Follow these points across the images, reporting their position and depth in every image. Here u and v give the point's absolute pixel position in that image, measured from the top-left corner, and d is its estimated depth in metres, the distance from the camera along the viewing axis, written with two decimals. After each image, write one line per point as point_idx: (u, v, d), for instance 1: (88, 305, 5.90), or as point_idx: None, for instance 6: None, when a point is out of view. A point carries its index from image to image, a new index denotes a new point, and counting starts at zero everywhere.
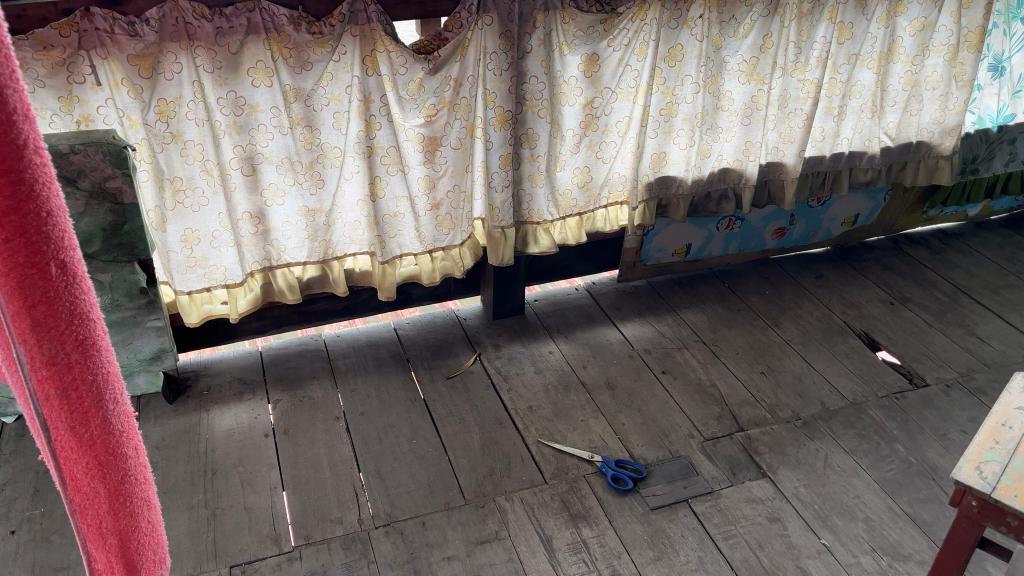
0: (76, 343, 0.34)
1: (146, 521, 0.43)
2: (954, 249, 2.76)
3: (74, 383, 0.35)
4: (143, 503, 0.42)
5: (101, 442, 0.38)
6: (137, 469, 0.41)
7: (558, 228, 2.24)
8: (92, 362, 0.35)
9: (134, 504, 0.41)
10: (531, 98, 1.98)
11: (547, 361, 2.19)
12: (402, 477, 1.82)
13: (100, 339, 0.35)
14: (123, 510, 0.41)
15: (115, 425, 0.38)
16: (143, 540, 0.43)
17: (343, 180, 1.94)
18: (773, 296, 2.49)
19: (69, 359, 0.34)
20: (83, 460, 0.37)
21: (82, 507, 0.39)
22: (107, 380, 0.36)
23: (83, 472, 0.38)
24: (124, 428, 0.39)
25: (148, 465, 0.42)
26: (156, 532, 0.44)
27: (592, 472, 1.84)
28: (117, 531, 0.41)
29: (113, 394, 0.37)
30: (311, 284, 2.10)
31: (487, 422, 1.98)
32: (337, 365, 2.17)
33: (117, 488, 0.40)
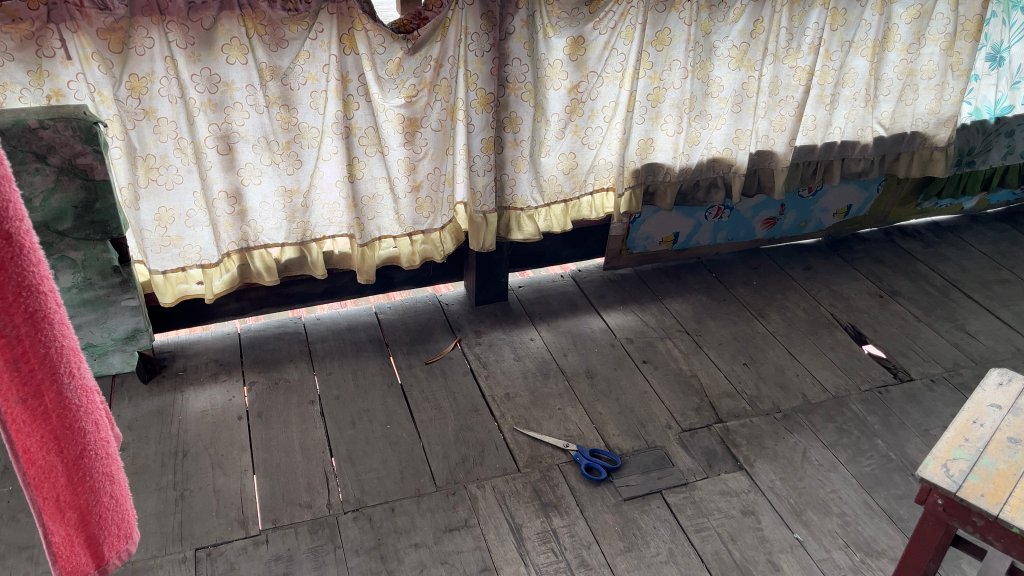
0: (31, 329, 0.50)
1: (108, 497, 0.61)
2: (947, 242, 2.69)
3: (32, 365, 0.51)
4: (101, 483, 0.60)
5: (59, 424, 0.55)
6: (95, 454, 0.59)
7: (543, 215, 2.21)
8: (46, 351, 0.52)
9: (92, 480, 0.59)
10: (515, 81, 1.94)
11: (527, 349, 2.16)
12: (373, 462, 1.80)
13: (57, 333, 0.52)
14: (82, 487, 0.59)
15: (69, 410, 0.55)
16: (103, 512, 0.61)
17: (321, 160, 1.92)
18: (761, 286, 2.45)
19: (25, 345, 0.50)
20: (39, 437, 0.54)
21: (41, 475, 0.56)
22: (61, 366, 0.53)
23: (40, 447, 0.55)
24: (79, 413, 0.56)
25: (107, 452, 0.60)
26: (117, 506, 0.63)
27: (566, 462, 1.82)
28: (76, 504, 0.59)
29: (68, 380, 0.54)
30: (290, 266, 2.07)
31: (463, 408, 1.96)
32: (315, 348, 2.14)
33: (75, 465, 0.58)
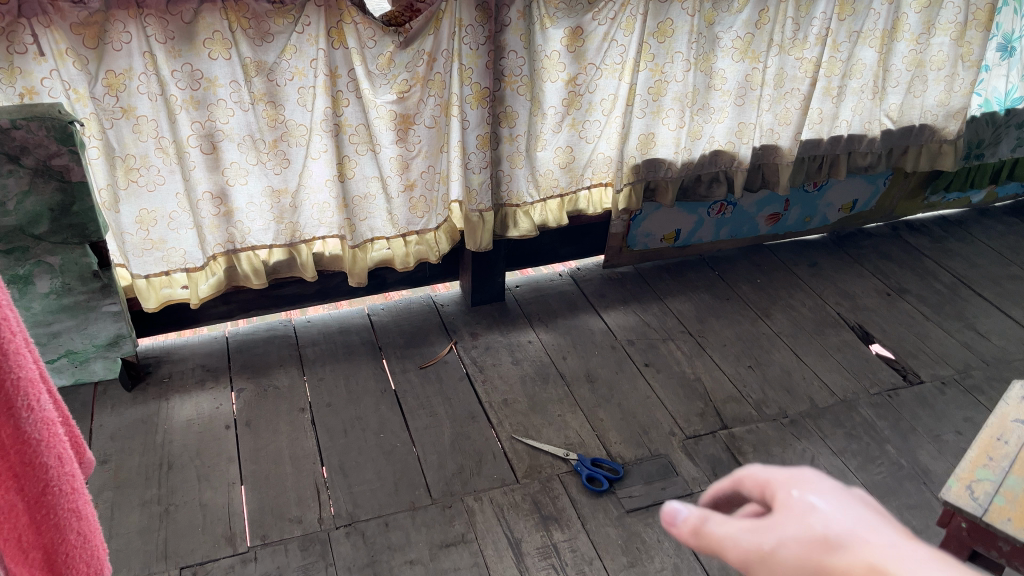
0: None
1: (73, 530, 0.70)
2: (955, 236, 2.62)
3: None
4: (68, 518, 0.69)
5: (21, 459, 0.63)
6: (59, 488, 0.67)
7: (538, 210, 2.13)
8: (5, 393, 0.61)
9: (57, 516, 0.68)
10: (510, 74, 1.86)
11: (525, 352, 2.08)
12: (366, 474, 1.73)
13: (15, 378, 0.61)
14: (46, 522, 0.67)
15: (30, 446, 0.64)
16: (67, 548, 0.70)
17: (310, 159, 1.84)
18: (765, 284, 2.37)
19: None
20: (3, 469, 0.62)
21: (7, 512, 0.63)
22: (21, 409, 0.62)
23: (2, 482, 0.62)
24: (42, 451, 0.65)
25: (71, 489, 0.69)
26: (79, 538, 0.71)
27: (566, 472, 1.76)
28: (40, 541, 0.67)
29: (26, 418, 0.63)
30: (278, 269, 2.00)
31: (459, 416, 1.89)
32: (305, 352, 2.07)
33: (40, 500, 0.66)
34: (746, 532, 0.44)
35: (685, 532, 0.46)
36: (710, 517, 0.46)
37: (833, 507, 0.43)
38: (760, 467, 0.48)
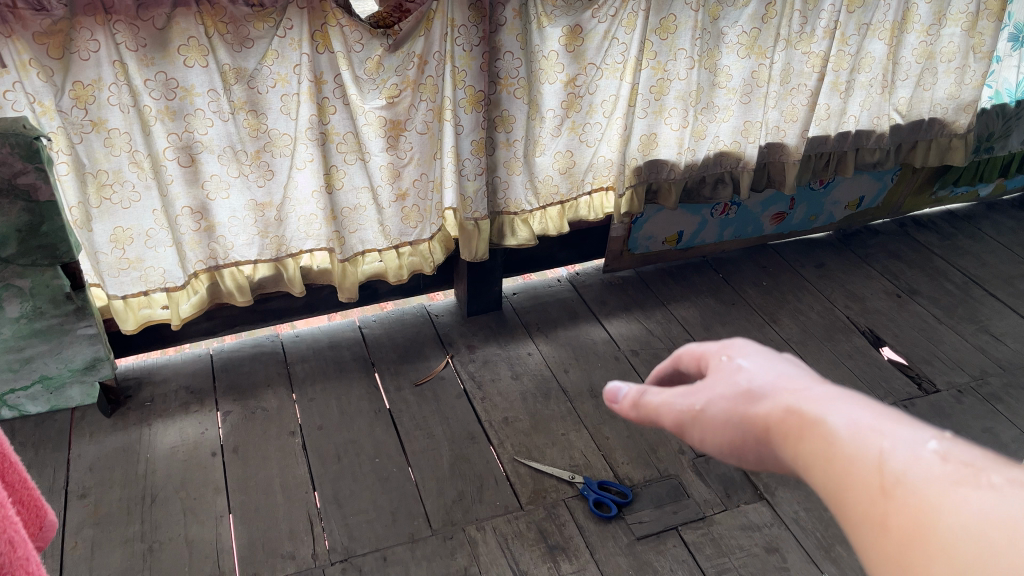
0: None
1: None
2: (964, 233, 2.54)
3: None
4: None
5: None
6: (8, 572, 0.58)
7: (538, 218, 2.03)
8: None
9: None
10: (507, 77, 1.75)
11: (525, 365, 1.99)
12: (362, 503, 1.64)
13: None
14: None
15: None
16: None
17: (295, 169, 1.74)
18: (772, 286, 2.28)
19: None
20: None
21: None
22: None
23: None
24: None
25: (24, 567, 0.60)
26: None
27: (572, 496, 1.67)
28: None
29: None
30: (264, 284, 1.90)
31: (458, 436, 1.80)
32: (295, 371, 1.96)
33: None
34: (690, 397, 0.65)
35: (626, 404, 0.70)
36: (647, 393, 0.69)
37: (758, 371, 0.64)
38: (696, 347, 0.71)
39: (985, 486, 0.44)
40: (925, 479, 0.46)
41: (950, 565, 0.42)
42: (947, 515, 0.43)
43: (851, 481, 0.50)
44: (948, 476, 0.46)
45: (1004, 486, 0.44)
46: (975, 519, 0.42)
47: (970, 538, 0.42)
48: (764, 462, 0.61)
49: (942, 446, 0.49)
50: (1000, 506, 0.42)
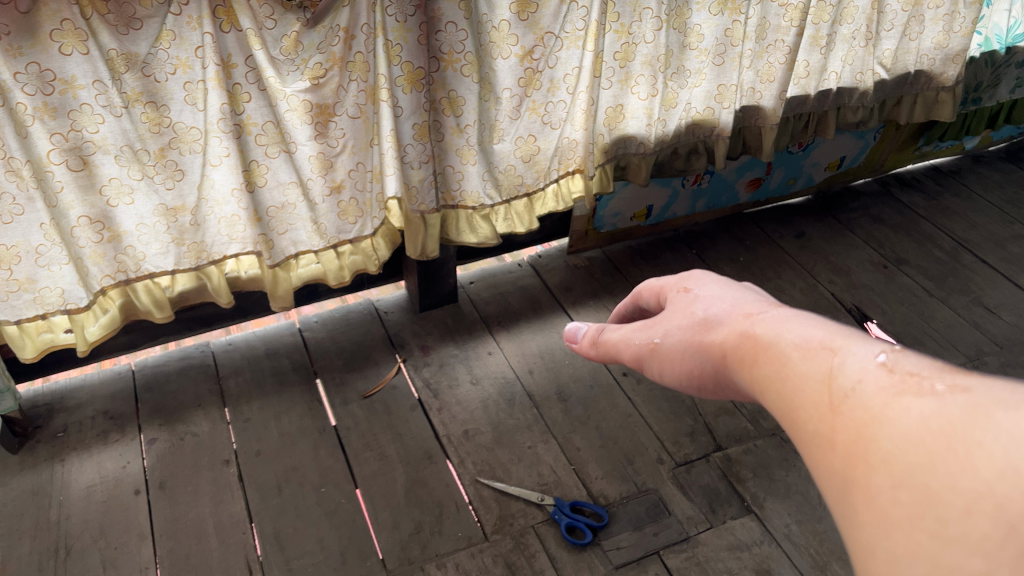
0: None
1: None
2: (950, 190, 2.38)
3: None
4: None
5: None
6: None
7: (502, 213, 1.85)
8: None
9: None
10: (451, 52, 1.51)
11: (485, 368, 1.80)
12: (307, 543, 1.46)
13: None
14: None
15: None
16: None
17: (209, 167, 1.51)
18: (749, 262, 2.11)
19: None
20: None
21: None
22: None
23: None
24: None
25: None
26: None
27: (542, 521, 1.51)
28: None
29: None
30: (187, 296, 1.69)
31: (414, 457, 1.61)
32: (227, 386, 1.75)
33: None
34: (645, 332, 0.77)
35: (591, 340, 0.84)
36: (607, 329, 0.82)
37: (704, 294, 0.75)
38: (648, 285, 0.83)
39: (929, 393, 0.40)
40: (871, 394, 0.42)
41: (893, 477, 0.38)
42: (890, 427, 0.39)
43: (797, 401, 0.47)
44: (894, 389, 0.42)
45: (947, 392, 0.39)
46: (916, 430, 0.38)
47: (913, 451, 0.37)
48: (717, 387, 0.69)
49: (890, 355, 0.45)
50: (943, 415, 0.37)
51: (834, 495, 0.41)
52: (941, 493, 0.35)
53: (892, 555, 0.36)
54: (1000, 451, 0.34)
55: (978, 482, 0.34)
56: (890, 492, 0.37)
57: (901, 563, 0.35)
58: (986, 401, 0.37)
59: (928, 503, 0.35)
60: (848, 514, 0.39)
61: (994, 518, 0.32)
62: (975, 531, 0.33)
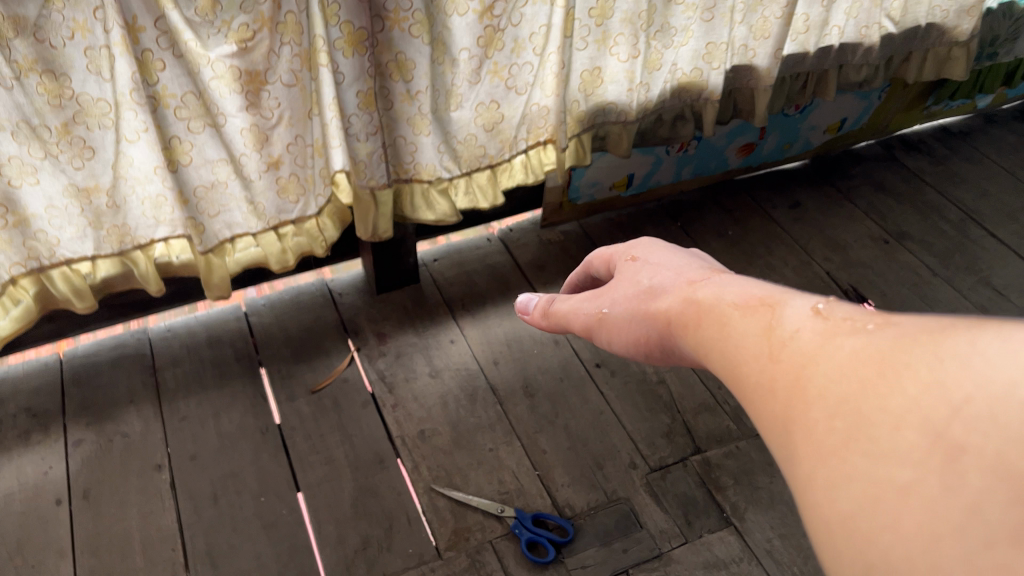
0: None
1: None
2: (959, 154, 2.20)
3: None
4: None
5: None
6: None
7: (462, 186, 1.68)
8: None
9: None
10: (397, 10, 1.29)
11: (446, 358, 1.65)
12: (242, 561, 1.33)
13: None
14: None
15: None
16: None
17: (124, 143, 1.31)
18: (738, 236, 1.95)
19: None
20: None
21: None
22: None
23: None
24: None
25: None
26: None
27: (502, 536, 1.37)
28: None
29: None
30: (113, 283, 1.54)
31: (365, 461, 1.48)
32: (164, 380, 1.60)
33: None
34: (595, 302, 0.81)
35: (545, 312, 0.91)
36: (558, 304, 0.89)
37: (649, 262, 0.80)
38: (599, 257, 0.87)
39: (860, 333, 0.42)
40: (805, 340, 0.44)
41: (828, 408, 0.38)
42: (826, 363, 0.41)
43: (740, 353, 0.48)
44: (825, 332, 0.43)
45: (877, 329, 0.41)
46: (850, 365, 0.39)
47: (847, 383, 0.39)
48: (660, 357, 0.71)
49: (824, 304, 0.47)
50: (873, 347, 0.39)
51: (772, 434, 0.42)
52: (873, 417, 0.36)
53: (829, 483, 0.36)
54: (926, 374, 0.35)
55: (906, 401, 0.35)
56: (826, 423, 0.38)
57: (836, 489, 0.35)
58: (912, 333, 0.39)
59: (862, 427, 0.36)
60: (788, 452, 0.40)
61: (922, 430, 0.34)
62: (904, 445, 0.34)
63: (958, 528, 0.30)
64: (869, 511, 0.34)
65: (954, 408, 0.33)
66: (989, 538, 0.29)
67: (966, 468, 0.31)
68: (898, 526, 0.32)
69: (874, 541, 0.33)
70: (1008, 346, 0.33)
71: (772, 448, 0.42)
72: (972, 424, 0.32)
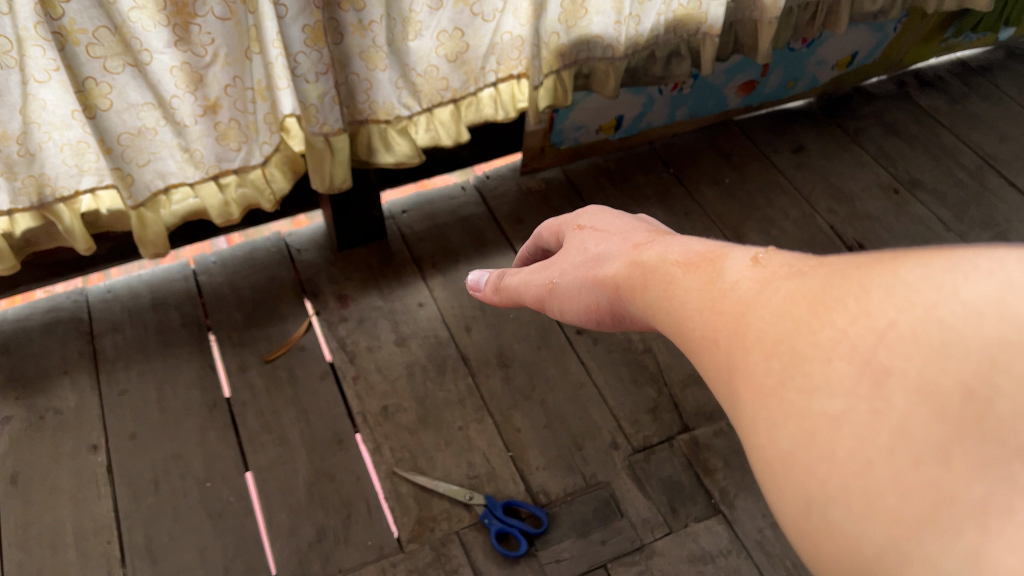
0: None
1: None
2: (977, 92, 2.02)
3: None
4: None
5: None
6: None
7: (423, 123, 1.46)
8: None
9: None
10: None
11: (413, 323, 1.51)
12: (185, 556, 1.22)
13: None
14: None
15: None
16: None
17: (31, 83, 1.09)
18: (735, 185, 1.79)
19: None
20: None
21: None
22: None
23: None
24: None
25: None
26: None
27: (470, 526, 1.26)
28: None
29: None
30: (34, 238, 1.36)
31: (321, 441, 1.35)
32: (102, 347, 1.45)
33: None
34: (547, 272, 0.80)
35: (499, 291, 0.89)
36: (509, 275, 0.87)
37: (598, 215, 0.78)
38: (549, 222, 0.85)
39: (793, 274, 0.43)
40: (743, 286, 0.45)
41: (764, 350, 0.39)
42: (762, 308, 0.41)
43: (683, 311, 0.49)
44: (760, 278, 0.44)
45: (808, 269, 0.42)
46: (785, 304, 0.40)
47: (781, 322, 0.40)
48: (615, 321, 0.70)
49: (763, 252, 0.48)
50: (806, 287, 0.40)
51: (717, 383, 0.43)
52: (807, 352, 0.37)
53: (768, 424, 0.37)
54: (854, 307, 0.36)
55: (836, 333, 0.36)
56: (762, 364, 0.39)
57: (775, 428, 0.36)
58: (839, 267, 0.40)
59: (796, 363, 0.37)
60: (733, 397, 0.40)
61: (852, 360, 0.35)
62: (836, 376, 0.35)
63: (888, 453, 0.32)
64: (806, 448, 0.35)
65: (879, 333, 0.35)
66: (917, 456, 0.31)
67: (892, 392, 0.33)
68: (833, 455, 0.33)
69: (811, 477, 0.34)
70: (928, 270, 0.35)
71: (716, 398, 0.43)
72: (898, 348, 0.34)
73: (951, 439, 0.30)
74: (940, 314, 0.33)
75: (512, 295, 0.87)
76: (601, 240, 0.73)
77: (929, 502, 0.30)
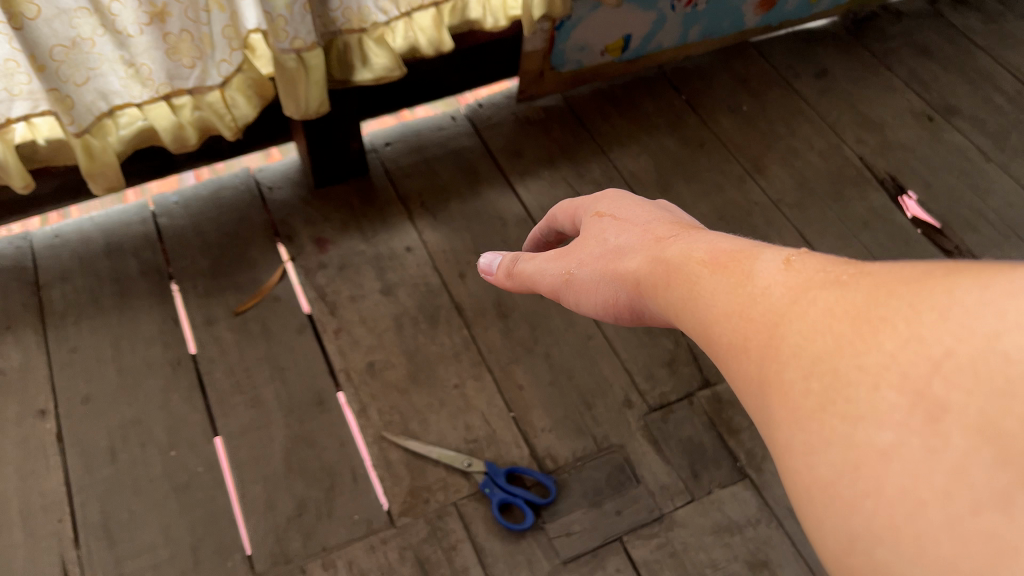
0: None
1: None
2: (1015, 9, 1.84)
3: None
4: None
5: None
6: None
7: (400, 29, 1.24)
8: None
9: None
10: None
11: (401, 269, 1.36)
12: (146, 536, 1.08)
13: None
14: None
15: None
16: None
17: None
18: (754, 113, 1.62)
19: None
20: None
21: None
22: None
23: None
24: None
25: None
26: None
27: (470, 496, 1.12)
28: None
29: None
30: None
31: (300, 403, 1.20)
32: (49, 299, 1.28)
33: None
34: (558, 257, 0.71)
35: (501, 276, 0.78)
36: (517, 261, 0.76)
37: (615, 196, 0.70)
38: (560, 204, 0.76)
39: (834, 285, 0.39)
40: (777, 295, 0.42)
41: (804, 368, 0.37)
42: (799, 323, 0.39)
43: (711, 319, 0.46)
44: (799, 286, 0.41)
45: (852, 280, 0.39)
46: (826, 320, 0.37)
47: (822, 339, 0.37)
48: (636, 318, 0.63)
49: (798, 256, 0.44)
50: (848, 301, 0.37)
51: (751, 398, 0.40)
52: (850, 375, 0.34)
53: (806, 448, 0.35)
54: (904, 330, 0.34)
55: (883, 358, 0.34)
56: (801, 385, 0.36)
57: (814, 454, 0.34)
58: (885, 282, 0.37)
59: (838, 387, 0.34)
60: (767, 414, 0.38)
61: (902, 390, 0.32)
62: (883, 407, 0.33)
63: (942, 495, 0.29)
64: (849, 476, 0.33)
65: (934, 361, 0.32)
66: (974, 504, 0.29)
67: (949, 427, 0.30)
68: (881, 489, 0.31)
69: (856, 508, 0.32)
70: (987, 293, 0.32)
71: (749, 412, 0.41)
72: (955, 381, 0.31)
73: (1014, 484, 0.28)
74: (1002, 346, 0.30)
75: (524, 282, 0.75)
76: (622, 228, 0.65)
77: (988, 551, 0.27)
